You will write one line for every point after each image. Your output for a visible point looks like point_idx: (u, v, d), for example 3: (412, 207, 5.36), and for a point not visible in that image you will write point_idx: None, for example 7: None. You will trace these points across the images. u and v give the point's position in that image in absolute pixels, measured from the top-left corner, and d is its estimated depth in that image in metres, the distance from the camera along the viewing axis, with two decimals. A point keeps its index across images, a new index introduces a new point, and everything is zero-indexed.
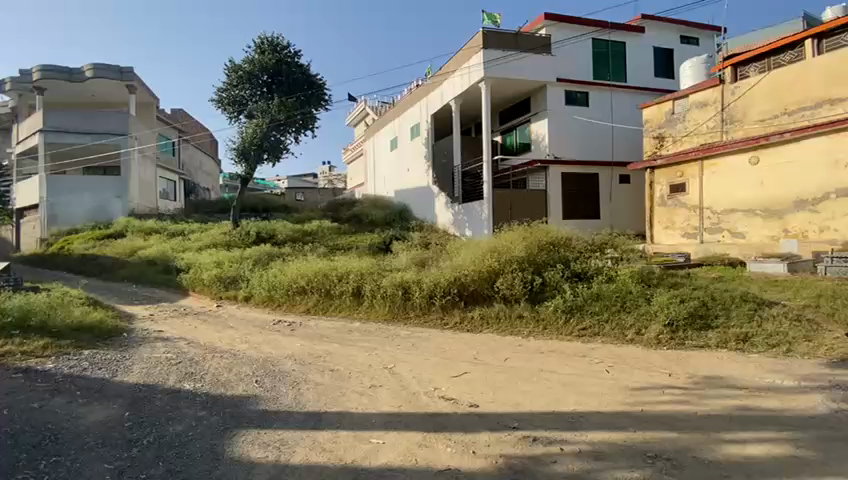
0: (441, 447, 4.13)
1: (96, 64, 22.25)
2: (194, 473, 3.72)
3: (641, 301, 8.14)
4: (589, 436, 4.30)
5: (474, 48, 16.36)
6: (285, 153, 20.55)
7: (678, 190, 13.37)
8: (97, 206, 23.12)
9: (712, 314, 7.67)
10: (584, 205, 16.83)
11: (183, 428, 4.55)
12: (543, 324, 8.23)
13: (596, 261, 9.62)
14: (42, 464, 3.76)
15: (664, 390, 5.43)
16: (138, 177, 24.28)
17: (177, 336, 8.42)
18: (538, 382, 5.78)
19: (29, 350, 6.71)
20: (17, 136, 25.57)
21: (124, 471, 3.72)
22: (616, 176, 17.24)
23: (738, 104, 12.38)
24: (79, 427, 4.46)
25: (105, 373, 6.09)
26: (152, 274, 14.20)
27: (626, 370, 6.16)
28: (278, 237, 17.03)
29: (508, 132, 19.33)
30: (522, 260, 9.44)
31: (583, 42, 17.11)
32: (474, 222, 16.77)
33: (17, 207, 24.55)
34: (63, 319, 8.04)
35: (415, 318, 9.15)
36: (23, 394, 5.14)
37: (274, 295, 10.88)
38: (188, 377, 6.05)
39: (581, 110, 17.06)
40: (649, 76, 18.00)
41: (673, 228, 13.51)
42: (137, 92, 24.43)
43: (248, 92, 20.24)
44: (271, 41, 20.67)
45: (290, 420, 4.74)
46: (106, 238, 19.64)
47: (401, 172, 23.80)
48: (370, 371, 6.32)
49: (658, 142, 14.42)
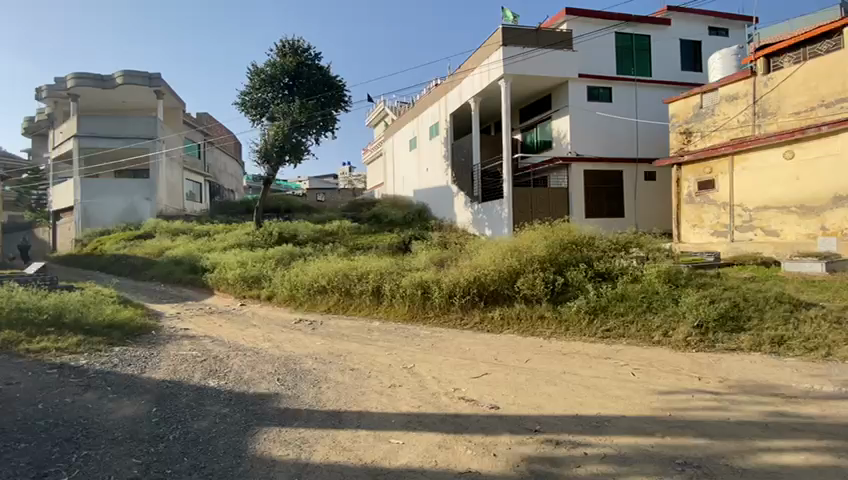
0: (461, 449, 4.08)
1: (126, 71, 22.99)
2: (218, 469, 3.77)
3: (669, 301, 7.89)
4: (615, 440, 4.17)
5: (493, 46, 16.20)
6: (306, 154, 20.84)
7: (706, 186, 12.93)
8: (127, 207, 23.96)
9: (744, 316, 7.36)
10: (607, 203, 16.50)
11: (208, 424, 4.63)
12: (565, 325, 8.06)
13: (620, 261, 9.39)
14: (74, 457, 3.89)
15: (693, 394, 5.23)
16: (166, 179, 25.06)
17: (203, 334, 8.61)
18: (560, 383, 5.67)
19: (64, 347, 6.97)
20: (53, 141, 26.71)
21: (151, 466, 3.81)
22: (641, 173, 16.77)
23: (771, 96, 11.84)
24: (109, 422, 4.60)
25: (134, 369, 6.29)
26: (179, 273, 14.60)
27: (652, 373, 5.96)
28: (300, 237, 17.30)
29: (528, 130, 19.08)
30: (543, 259, 9.29)
31: (606, 36, 16.71)
32: (493, 221, 16.61)
33: (53, 210, 25.66)
34: (95, 317, 8.32)
35: (435, 318, 9.12)
36: (58, 389, 5.35)
37: (295, 294, 11.02)
38: (213, 375, 6.18)
39: (604, 106, 16.66)
40: (674, 70, 17.45)
41: (701, 225, 13.07)
42: (165, 98, 25.19)
43: (270, 94, 20.53)
44: (292, 44, 21.02)
45: (310, 418, 4.77)
46: (136, 239, 20.35)
47: (420, 172, 23.80)
48: (389, 370, 6.33)
49: (685, 138, 13.94)
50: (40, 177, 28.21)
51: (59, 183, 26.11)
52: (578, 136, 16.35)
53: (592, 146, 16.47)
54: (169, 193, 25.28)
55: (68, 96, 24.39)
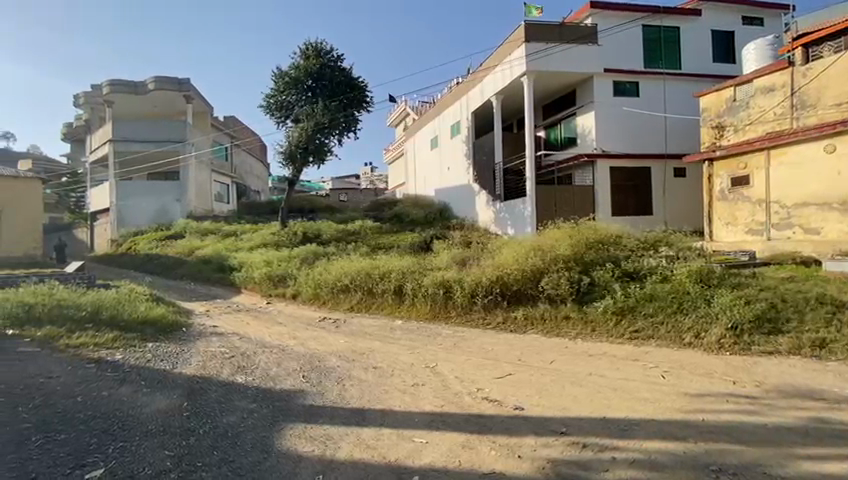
0: (485, 449, 4.04)
1: (158, 77, 23.78)
2: (246, 464, 3.85)
3: (701, 302, 7.58)
4: (645, 444, 4.06)
5: (516, 42, 16.00)
6: (329, 155, 21.11)
7: (740, 183, 12.43)
8: (160, 209, 24.96)
9: (781, 317, 7.03)
10: (634, 201, 16.08)
11: (236, 419, 4.75)
12: (591, 326, 7.89)
13: (649, 260, 9.12)
14: (111, 448, 4.05)
15: (727, 398, 5.03)
16: (196, 182, 25.88)
17: (231, 331, 8.85)
18: (586, 385, 5.55)
19: (102, 342, 7.29)
20: (91, 146, 27.94)
21: (183, 458, 3.93)
22: (670, 169, 16.26)
23: (811, 87, 11.24)
24: (143, 415, 4.78)
25: (166, 364, 6.51)
26: (208, 272, 15.03)
27: (683, 376, 5.75)
28: (324, 237, 17.56)
29: (552, 127, 18.76)
30: (568, 258, 9.10)
31: (632, 29, 16.27)
32: (516, 220, 16.40)
33: (90, 211, 26.84)
34: (131, 313, 8.67)
35: (457, 317, 9.07)
36: (95, 383, 5.59)
37: (319, 292, 11.16)
38: (241, 371, 6.34)
39: (631, 101, 16.21)
40: (705, 62, 16.83)
41: (735, 223, 12.57)
42: (194, 102, 25.98)
43: (294, 97, 20.89)
44: (315, 46, 21.32)
45: (335, 415, 4.83)
46: (168, 239, 21.08)
47: (442, 171, 23.69)
48: (412, 369, 6.35)
49: (718, 132, 13.39)
50: (79, 181, 29.61)
51: (96, 185, 27.33)
52: (603, 132, 15.96)
53: (618, 142, 16.04)
54: (198, 195, 26.10)
55: (104, 103, 25.47)
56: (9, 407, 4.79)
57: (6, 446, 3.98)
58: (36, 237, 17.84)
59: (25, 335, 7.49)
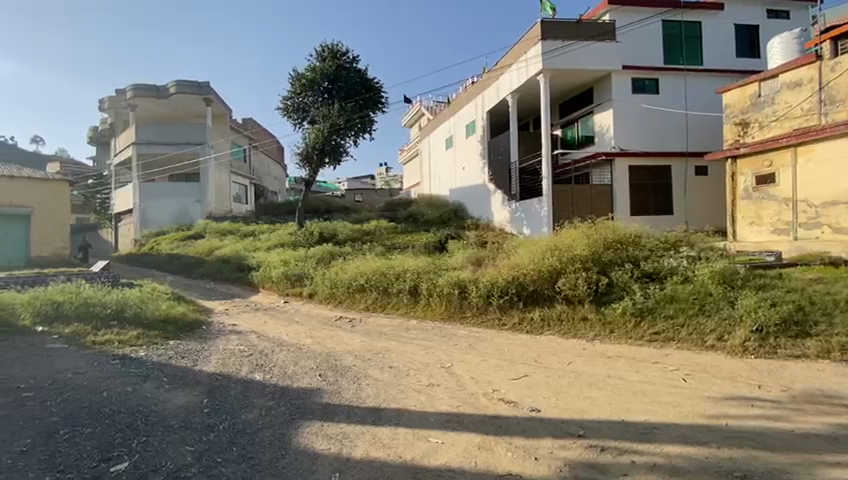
0: (501, 451, 4.01)
1: (179, 80, 24.34)
2: (264, 460, 3.91)
3: (724, 304, 7.38)
4: (665, 448, 3.97)
5: (532, 40, 15.84)
6: (345, 156, 21.24)
7: (765, 181, 12.06)
8: (180, 210, 25.53)
9: (809, 321, 6.79)
10: (654, 201, 15.76)
11: (255, 416, 4.83)
12: (609, 327, 7.77)
13: (670, 261, 8.93)
14: (134, 443, 4.16)
15: (752, 403, 4.88)
16: (215, 183, 26.40)
17: (250, 329, 8.99)
18: (605, 388, 5.46)
19: (126, 339, 7.51)
20: (115, 149, 28.76)
21: (203, 454, 4.01)
22: (691, 168, 15.88)
23: (840, 82, 10.84)
24: (165, 410, 4.90)
25: (187, 362, 6.65)
26: (227, 271, 15.31)
27: (706, 380, 5.61)
28: (339, 237, 17.71)
29: (569, 126, 18.52)
30: (586, 259, 8.96)
31: (652, 25, 15.94)
32: (532, 220, 16.22)
33: (115, 212, 27.62)
34: (153, 311, 8.89)
35: (472, 318, 9.05)
36: (118, 379, 5.74)
37: (335, 292, 11.26)
38: (259, 368, 6.46)
39: (650, 98, 15.88)
40: (728, 58, 16.39)
41: (760, 223, 12.20)
42: (214, 105, 26.52)
43: (310, 98, 21.13)
44: (331, 48, 21.52)
45: (351, 413, 4.87)
46: (188, 239, 21.59)
47: (457, 171, 23.61)
48: (427, 369, 6.35)
49: (741, 129, 12.98)
50: (103, 182, 30.51)
51: (120, 187, 28.14)
52: (622, 130, 15.68)
53: (637, 140, 15.73)
54: (217, 196, 26.61)
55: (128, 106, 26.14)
56: (39, 401, 4.97)
57: (36, 438, 4.13)
58: (64, 237, 18.42)
59: (54, 332, 7.77)
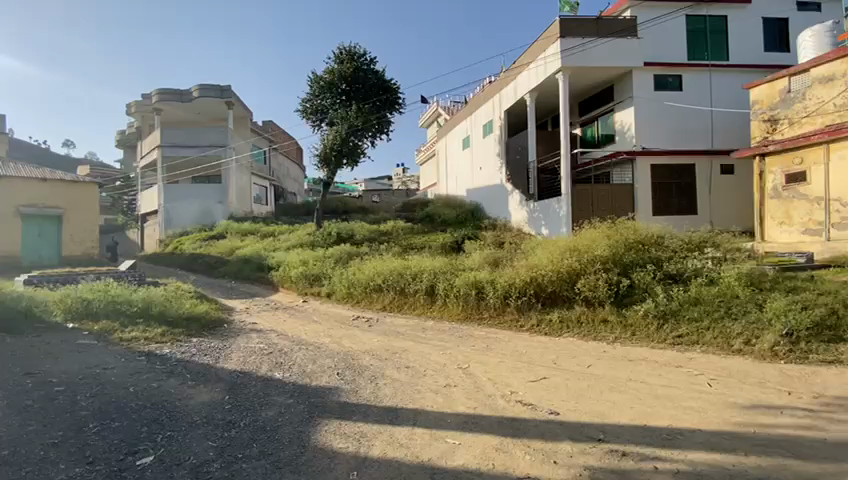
0: (519, 454, 3.97)
1: (202, 85, 24.92)
2: (284, 457, 3.96)
3: (751, 307, 7.14)
4: (689, 455, 3.87)
5: (550, 38, 15.65)
6: (362, 157, 21.40)
7: (795, 179, 11.63)
8: (203, 211, 26.14)
9: (844, 325, 6.50)
10: (677, 200, 15.37)
11: (275, 413, 4.90)
12: (631, 329, 7.63)
13: (694, 261, 8.72)
14: (159, 437, 4.28)
15: (782, 410, 4.70)
16: (236, 185, 26.96)
17: (269, 328, 9.13)
18: (627, 392, 5.34)
19: (151, 336, 7.74)
20: (141, 152, 29.65)
21: (225, 449, 4.09)
22: (717, 166, 15.43)
23: None
24: (188, 406, 5.04)
25: (209, 359, 6.81)
26: (248, 270, 15.59)
27: (732, 385, 5.44)
28: (357, 237, 17.86)
29: (588, 125, 18.24)
30: (606, 259, 8.79)
31: (674, 20, 15.57)
32: (550, 221, 16.01)
33: (141, 213, 28.51)
34: (177, 309, 9.14)
35: (490, 319, 9.00)
36: (145, 375, 5.93)
37: (353, 292, 11.34)
38: (278, 366, 6.56)
39: (673, 95, 15.49)
40: (755, 52, 15.86)
41: (790, 223, 11.76)
42: (235, 108, 27.05)
43: (328, 100, 21.35)
44: (349, 50, 21.71)
45: (368, 413, 4.89)
46: (211, 239, 22.13)
47: (474, 172, 23.50)
48: (445, 370, 6.33)
49: (770, 126, 12.51)
50: (130, 184, 31.50)
51: (146, 188, 29.01)
52: (643, 128, 15.34)
53: (660, 138, 15.36)
54: (238, 197, 27.19)
55: (153, 111, 26.90)
56: (70, 395, 5.17)
57: (68, 431, 4.30)
58: (94, 238, 19.13)
59: (84, 328, 8.07)
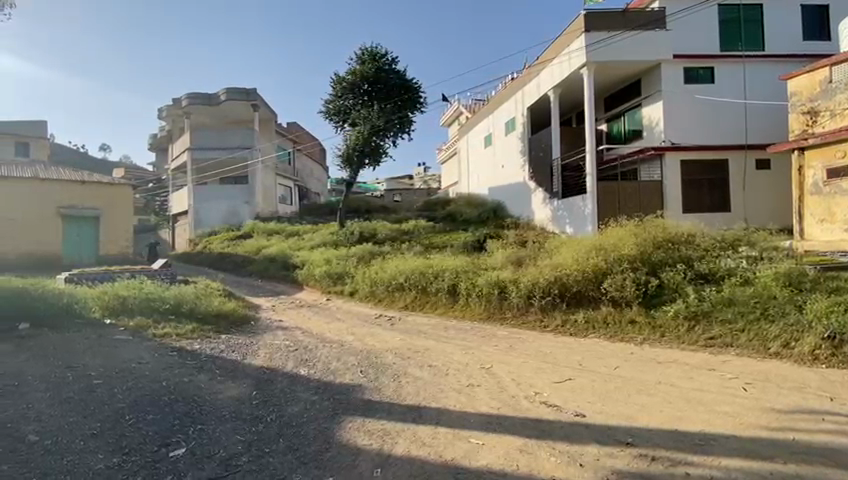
0: (544, 455, 3.92)
1: (229, 89, 25.63)
2: (309, 453, 4.03)
3: (790, 308, 6.80)
4: (723, 461, 3.73)
5: (575, 33, 15.34)
6: (384, 156, 21.53)
7: (837, 174, 11.06)
8: (230, 211, 26.85)
9: None
10: (709, 197, 14.83)
11: (300, 409, 5.00)
12: (660, 331, 7.40)
13: (727, 261, 8.42)
14: (191, 430, 4.43)
15: (822, 417, 4.48)
16: (261, 185, 27.57)
17: (294, 325, 9.32)
18: (656, 394, 5.19)
19: (182, 332, 8.01)
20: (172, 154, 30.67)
21: (253, 444, 4.20)
22: (751, 161, 14.80)
23: None
24: (217, 401, 5.19)
25: (237, 355, 7.00)
26: (273, 269, 15.93)
27: (770, 390, 5.20)
28: (379, 236, 17.97)
29: (614, 120, 17.79)
30: (634, 258, 8.58)
31: (705, 11, 15.01)
32: (575, 219, 15.70)
33: (173, 213, 29.54)
34: (206, 306, 9.44)
35: (512, 319, 8.90)
36: (177, 370, 6.15)
37: (375, 291, 11.43)
38: (303, 363, 6.68)
39: (705, 88, 14.92)
40: (793, 41, 15.11)
41: (832, 221, 11.15)
42: (260, 111, 27.66)
43: (351, 101, 21.56)
44: (370, 51, 21.86)
45: (391, 411, 4.91)
46: (238, 239, 22.72)
47: (497, 170, 23.24)
48: (467, 369, 6.30)
49: (810, 118, 11.84)
50: (162, 186, 32.68)
51: (177, 189, 29.98)
52: (673, 123, 14.83)
53: (690, 133, 14.84)
54: (264, 198, 27.78)
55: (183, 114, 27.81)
56: (107, 388, 5.42)
57: (105, 422, 4.49)
58: (128, 236, 19.85)
59: (120, 324, 8.44)
